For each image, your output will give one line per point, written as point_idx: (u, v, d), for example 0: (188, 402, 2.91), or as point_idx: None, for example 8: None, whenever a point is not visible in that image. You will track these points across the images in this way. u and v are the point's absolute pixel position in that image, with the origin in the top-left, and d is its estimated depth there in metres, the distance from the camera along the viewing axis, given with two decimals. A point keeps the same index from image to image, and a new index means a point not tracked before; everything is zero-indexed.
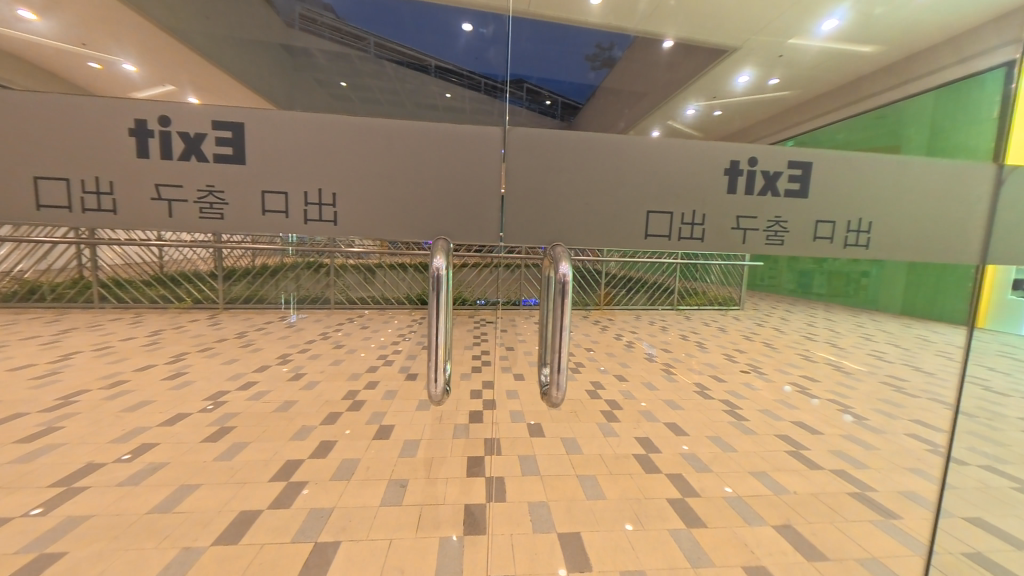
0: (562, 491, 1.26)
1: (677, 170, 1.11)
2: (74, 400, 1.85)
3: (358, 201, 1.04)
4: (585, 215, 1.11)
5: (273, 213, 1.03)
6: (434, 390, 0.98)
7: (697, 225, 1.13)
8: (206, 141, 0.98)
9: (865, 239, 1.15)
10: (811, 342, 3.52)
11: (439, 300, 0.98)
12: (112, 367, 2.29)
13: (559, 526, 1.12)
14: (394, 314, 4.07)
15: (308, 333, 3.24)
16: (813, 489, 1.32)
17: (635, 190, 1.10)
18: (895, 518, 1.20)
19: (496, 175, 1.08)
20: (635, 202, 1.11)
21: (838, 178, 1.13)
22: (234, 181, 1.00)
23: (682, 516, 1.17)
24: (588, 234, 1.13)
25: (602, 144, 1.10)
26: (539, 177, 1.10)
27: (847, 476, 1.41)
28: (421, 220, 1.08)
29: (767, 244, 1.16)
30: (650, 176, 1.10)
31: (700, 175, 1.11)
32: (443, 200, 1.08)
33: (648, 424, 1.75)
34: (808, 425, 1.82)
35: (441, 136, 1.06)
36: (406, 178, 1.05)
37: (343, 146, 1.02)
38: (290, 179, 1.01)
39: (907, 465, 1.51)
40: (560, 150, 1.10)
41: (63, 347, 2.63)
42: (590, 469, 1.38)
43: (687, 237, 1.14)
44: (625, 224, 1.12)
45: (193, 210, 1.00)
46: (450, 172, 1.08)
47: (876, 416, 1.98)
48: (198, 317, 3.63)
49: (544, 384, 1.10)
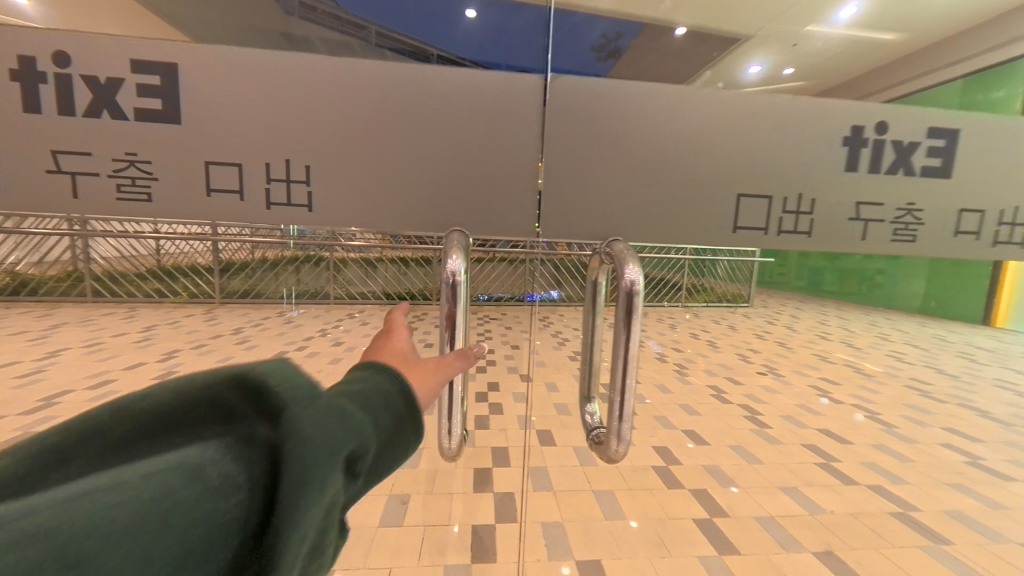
0: (577, 509, 1.16)
1: (776, 147, 1.12)
2: (57, 402, 1.75)
3: (345, 183, 1.03)
4: (653, 201, 1.11)
5: (220, 193, 1.00)
6: (447, 446, 0.88)
7: (804, 214, 1.15)
8: (125, 92, 0.94)
9: (1005, 232, 1.20)
10: (827, 342, 3.41)
11: (454, 307, 0.87)
12: (100, 364, 2.19)
13: (576, 552, 1.01)
14: (396, 310, 3.96)
15: (307, 329, 3.15)
16: (851, 508, 1.21)
17: (711, 167, 1.12)
18: (944, 544, 1.09)
19: (528, 152, 1.07)
20: (678, 194, 1.12)
21: (975, 157, 1.15)
22: (169, 146, 0.97)
23: (709, 539, 1.07)
24: (625, 224, 1.11)
25: (641, 108, 1.08)
26: (591, 162, 1.09)
27: (884, 492, 1.30)
28: (432, 207, 1.06)
29: (897, 238, 1.18)
30: (696, 157, 1.12)
31: (810, 157, 1.13)
32: (462, 183, 1.06)
33: (666, 430, 1.65)
34: (835, 433, 1.70)
35: (480, 101, 1.04)
36: (416, 160, 1.04)
37: (325, 106, 1.00)
38: (246, 153, 0.99)
39: (947, 480, 1.40)
40: (598, 126, 1.09)
41: (52, 343, 2.53)
42: (605, 483, 1.28)
43: (792, 228, 1.16)
44: (714, 212, 1.13)
45: (110, 187, 0.97)
46: (467, 151, 1.06)
47: (906, 424, 1.86)
48: (195, 312, 3.54)
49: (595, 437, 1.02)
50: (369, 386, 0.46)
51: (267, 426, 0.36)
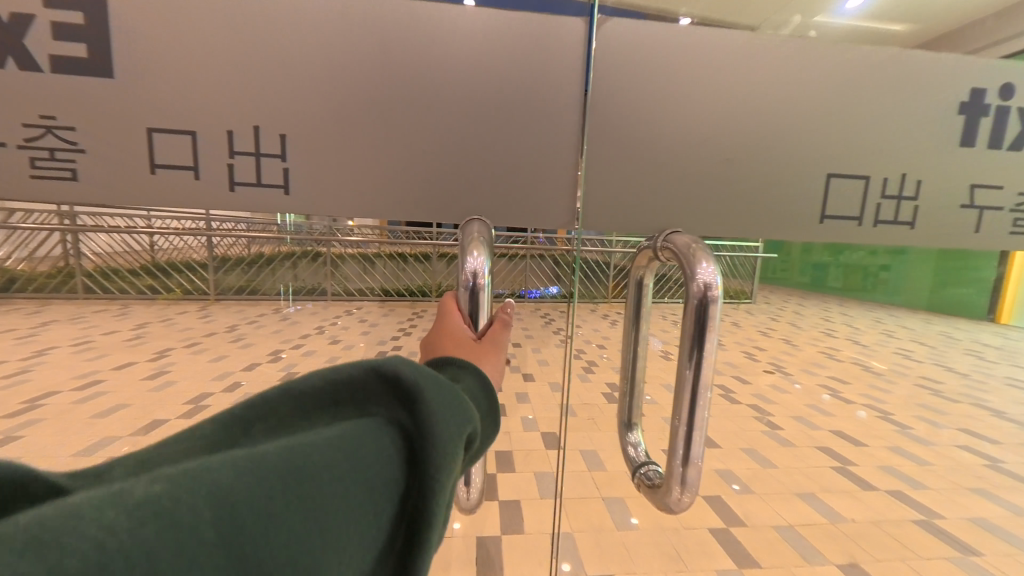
0: (588, 520, 1.12)
1: (882, 120, 0.94)
2: (42, 404, 1.69)
3: (331, 166, 0.88)
4: (732, 187, 0.96)
5: (164, 170, 0.85)
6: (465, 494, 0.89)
7: (911, 202, 0.98)
8: (35, 33, 0.76)
9: None
10: (833, 339, 3.37)
11: (476, 306, 0.85)
12: (88, 364, 2.12)
13: (589, 569, 0.98)
14: (394, 307, 3.91)
15: (304, 326, 3.08)
16: (872, 517, 1.21)
17: (803, 147, 0.95)
18: (974, 555, 1.08)
19: (563, 129, 0.92)
20: (761, 179, 0.96)
21: None
22: (105, 111, 0.81)
23: (727, 552, 1.04)
24: (698, 215, 0.97)
25: (714, 72, 0.91)
26: (662, 135, 0.93)
27: (907, 500, 1.30)
28: (440, 196, 0.94)
29: (1015, 231, 1.03)
30: (776, 138, 0.94)
31: (919, 133, 0.95)
32: (484, 166, 0.92)
33: (675, 433, 1.61)
34: (848, 437, 1.66)
35: (500, 61, 0.87)
36: (420, 136, 0.89)
37: (312, 62, 0.84)
38: (205, 119, 0.84)
39: (969, 485, 1.38)
40: (650, 94, 0.91)
41: (40, 341, 2.46)
42: (616, 489, 1.23)
43: (895, 218, 0.99)
44: (802, 201, 0.98)
45: (21, 162, 0.81)
46: (491, 125, 0.91)
47: (921, 424, 1.83)
48: (189, 309, 3.47)
49: (649, 480, 0.89)
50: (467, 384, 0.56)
51: (402, 414, 0.41)
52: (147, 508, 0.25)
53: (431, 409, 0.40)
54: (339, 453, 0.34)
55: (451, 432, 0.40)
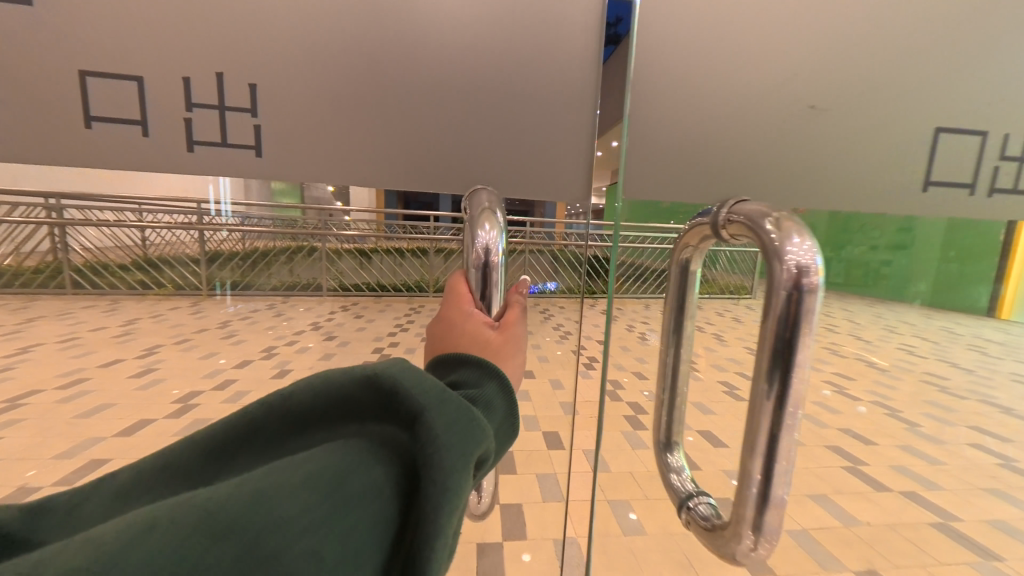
0: (592, 525, 1.23)
1: (966, 87, 1.11)
2: (23, 402, 1.65)
3: (316, 145, 1.04)
4: (851, 167, 1.15)
5: (239, 151, 1.01)
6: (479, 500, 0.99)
7: (999, 165, 1.16)
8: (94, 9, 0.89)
9: None
10: (836, 333, 3.42)
11: (488, 285, 0.87)
12: (74, 361, 2.07)
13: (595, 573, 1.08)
14: (391, 303, 3.88)
15: (298, 322, 3.03)
16: (886, 520, 1.34)
17: (907, 117, 1.12)
18: (996, 561, 1.20)
19: (586, 120, 1.15)
20: (875, 156, 1.15)
21: None
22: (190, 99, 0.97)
23: None
24: (813, 195, 1.17)
25: (814, 57, 1.09)
26: (777, 130, 1.14)
27: (922, 502, 1.43)
28: (466, 174, 1.13)
29: None
30: (870, 99, 1.11)
31: (999, 101, 1.12)
32: (521, 154, 1.14)
33: None
34: (847, 451, 1.68)
35: (524, 50, 1.08)
36: (431, 125, 1.08)
37: (382, 61, 1.02)
38: (297, 104, 1.01)
39: (982, 485, 1.50)
40: (752, 78, 1.10)
41: (25, 337, 2.40)
42: (622, 493, 1.35)
43: (993, 181, 1.17)
44: (905, 166, 1.15)
45: (109, 138, 0.95)
46: (525, 116, 1.12)
47: (927, 422, 1.90)
48: (181, 305, 3.40)
49: (705, 521, 0.84)
50: (484, 392, 0.60)
51: (404, 435, 0.45)
52: (154, 523, 0.31)
53: (433, 429, 0.44)
54: (325, 480, 0.38)
55: (453, 457, 0.43)
